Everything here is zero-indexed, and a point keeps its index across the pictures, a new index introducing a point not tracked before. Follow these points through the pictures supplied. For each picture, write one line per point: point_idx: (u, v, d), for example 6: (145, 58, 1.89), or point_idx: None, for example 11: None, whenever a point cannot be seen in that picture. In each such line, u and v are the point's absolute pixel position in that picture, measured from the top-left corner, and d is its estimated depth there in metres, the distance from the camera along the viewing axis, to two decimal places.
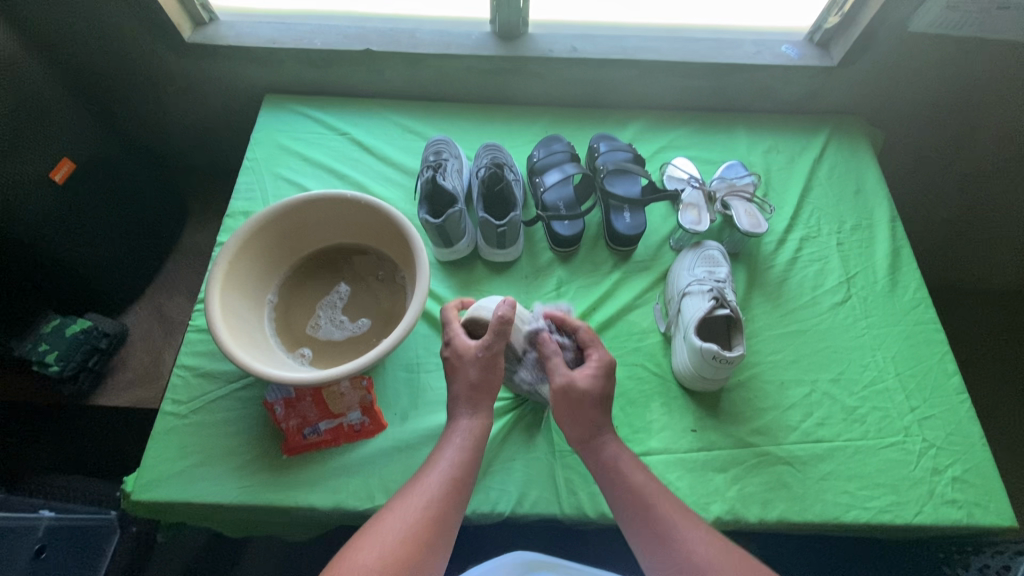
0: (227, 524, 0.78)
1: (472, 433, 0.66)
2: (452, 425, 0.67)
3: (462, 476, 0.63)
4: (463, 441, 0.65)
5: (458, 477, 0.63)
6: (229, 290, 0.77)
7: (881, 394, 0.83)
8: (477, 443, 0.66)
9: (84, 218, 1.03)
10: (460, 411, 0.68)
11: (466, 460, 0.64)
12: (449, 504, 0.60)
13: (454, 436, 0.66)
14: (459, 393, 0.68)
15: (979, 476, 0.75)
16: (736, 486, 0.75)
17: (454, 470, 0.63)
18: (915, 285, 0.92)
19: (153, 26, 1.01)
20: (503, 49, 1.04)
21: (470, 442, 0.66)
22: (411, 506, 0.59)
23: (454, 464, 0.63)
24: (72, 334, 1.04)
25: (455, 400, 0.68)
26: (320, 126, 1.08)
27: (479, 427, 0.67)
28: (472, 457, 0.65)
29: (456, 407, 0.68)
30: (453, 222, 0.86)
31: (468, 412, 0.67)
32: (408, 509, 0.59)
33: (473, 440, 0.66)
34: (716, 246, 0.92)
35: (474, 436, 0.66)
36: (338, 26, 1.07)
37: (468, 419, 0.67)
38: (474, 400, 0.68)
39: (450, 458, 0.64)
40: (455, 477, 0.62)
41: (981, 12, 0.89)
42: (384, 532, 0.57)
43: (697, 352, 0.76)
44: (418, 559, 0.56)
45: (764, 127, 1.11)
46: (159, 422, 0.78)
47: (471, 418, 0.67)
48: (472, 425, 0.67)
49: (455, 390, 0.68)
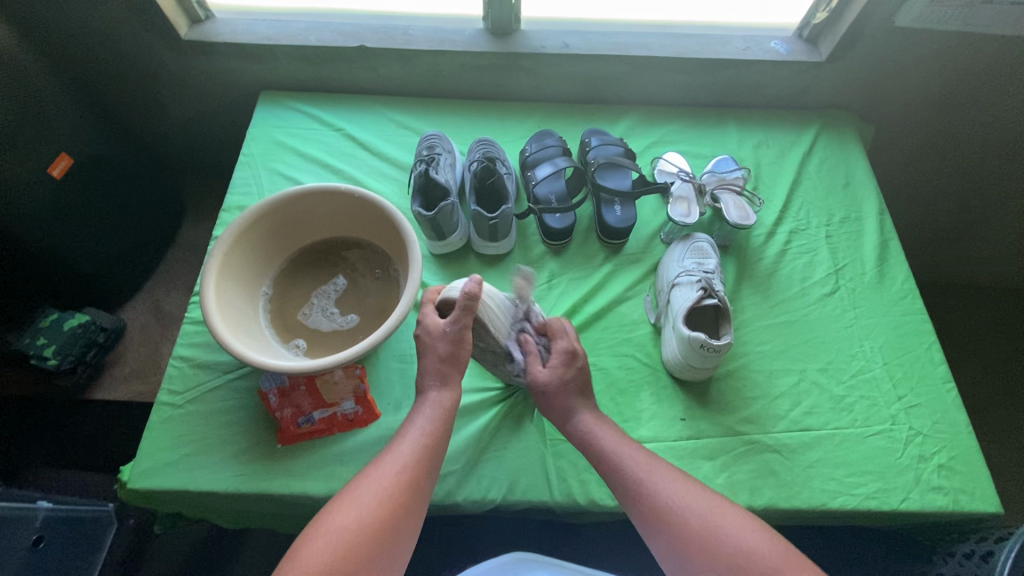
0: (223, 512, 0.79)
1: (442, 405, 0.68)
2: (421, 399, 0.69)
3: (434, 443, 0.65)
4: (434, 413, 0.67)
5: (430, 444, 0.64)
6: (224, 281, 0.78)
7: (868, 383, 0.84)
8: (447, 415, 0.67)
9: (82, 213, 1.05)
10: (429, 385, 0.69)
11: (437, 430, 0.66)
12: (422, 469, 0.62)
13: (425, 407, 0.68)
14: (429, 367, 0.69)
15: (965, 463, 0.76)
16: (725, 474, 0.76)
17: (426, 438, 0.64)
18: (903, 276, 0.93)
19: (150, 23, 1.02)
20: (496, 45, 1.05)
21: (441, 413, 0.67)
22: (386, 472, 0.60)
23: (426, 433, 0.65)
24: (69, 328, 1.07)
25: (425, 374, 0.70)
26: (315, 122, 1.09)
27: (448, 400, 0.69)
28: (443, 427, 0.66)
29: (426, 381, 0.69)
30: (446, 214, 0.88)
31: (437, 386, 0.69)
32: (383, 474, 0.60)
33: (444, 411, 0.68)
34: (706, 238, 0.93)
35: (444, 408, 0.68)
36: (333, 24, 1.08)
37: (437, 392, 0.69)
38: (443, 374, 0.69)
39: (422, 426, 0.65)
40: (427, 444, 0.64)
41: (966, 6, 0.90)
42: (361, 496, 0.58)
43: (686, 341, 0.77)
44: (394, 522, 0.57)
45: (754, 122, 1.12)
46: (155, 412, 0.79)
47: (440, 391, 0.69)
48: (442, 398, 0.68)
49: (424, 364, 0.70)
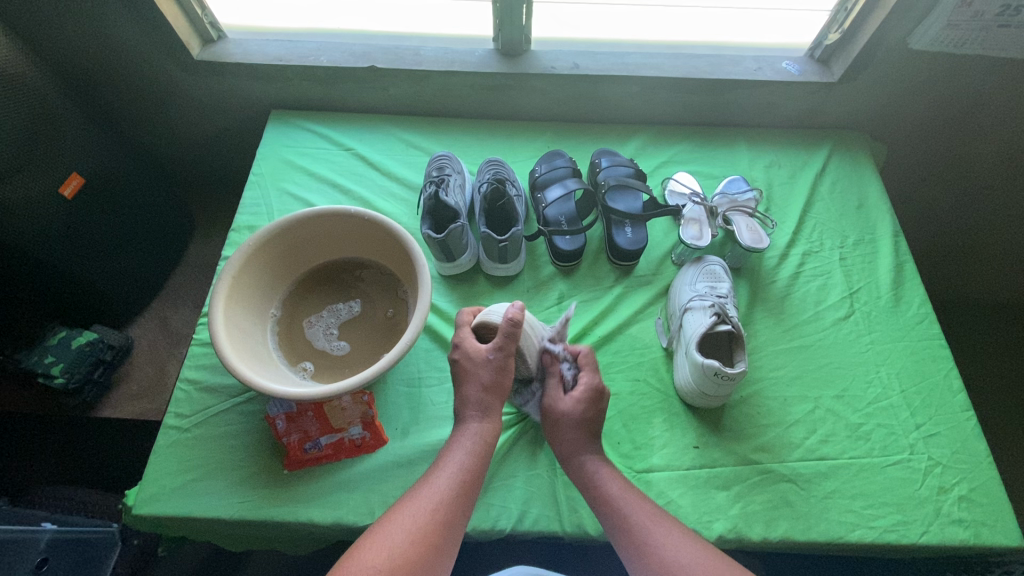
0: (229, 538, 0.78)
1: (482, 437, 0.68)
2: (461, 428, 0.69)
3: (471, 480, 0.64)
4: (472, 446, 0.67)
5: (467, 481, 0.63)
6: (232, 305, 0.77)
7: (885, 411, 0.82)
8: (486, 449, 0.67)
9: (92, 233, 1.05)
10: (470, 415, 0.69)
11: (475, 464, 0.65)
12: (458, 506, 0.61)
13: (464, 440, 0.67)
14: (471, 396, 0.69)
15: (987, 495, 0.74)
16: (739, 504, 0.74)
17: (463, 473, 0.64)
18: (919, 301, 0.91)
19: (161, 44, 1.03)
20: (506, 66, 1.05)
21: (480, 447, 0.67)
22: (421, 507, 0.60)
23: (464, 468, 0.64)
24: (77, 346, 1.05)
25: (466, 403, 0.69)
26: (324, 141, 1.09)
27: (488, 432, 0.68)
28: (481, 462, 0.66)
29: (467, 410, 0.69)
30: (455, 237, 0.87)
31: (479, 416, 0.69)
32: (417, 510, 0.59)
33: (483, 445, 0.67)
34: (718, 261, 0.92)
35: (484, 442, 0.67)
36: (344, 44, 1.09)
37: (478, 423, 0.68)
38: (485, 404, 0.69)
39: (459, 461, 0.65)
40: (463, 479, 0.63)
41: (982, 30, 0.89)
42: (393, 531, 0.57)
43: (699, 368, 0.76)
44: (426, 559, 0.55)
45: (765, 142, 1.11)
46: (161, 436, 0.78)
47: (481, 422, 0.68)
48: (482, 429, 0.68)
49: (466, 392, 0.70)
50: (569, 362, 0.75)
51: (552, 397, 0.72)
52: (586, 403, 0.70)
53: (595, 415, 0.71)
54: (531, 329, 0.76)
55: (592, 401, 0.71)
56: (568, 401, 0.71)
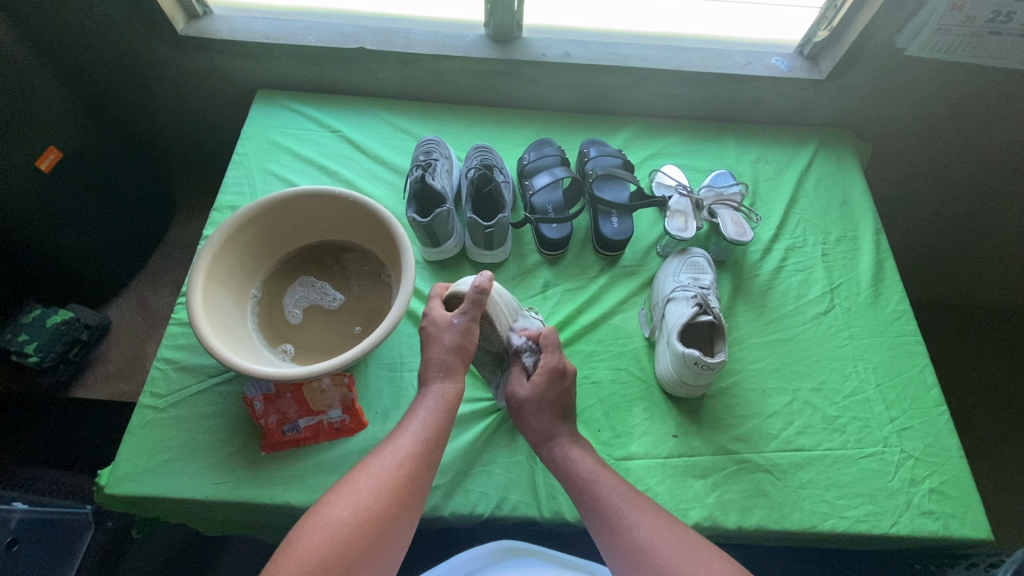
0: (204, 520, 0.77)
1: (445, 397, 0.67)
2: (424, 390, 0.68)
3: (435, 437, 0.64)
4: (435, 404, 0.66)
5: (431, 437, 0.63)
6: (211, 283, 0.76)
7: (861, 404, 0.83)
8: (449, 406, 0.66)
9: (70, 208, 1.03)
10: (432, 376, 0.68)
11: (438, 420, 0.65)
12: (423, 463, 0.61)
13: (427, 399, 0.67)
14: (433, 357, 0.69)
15: (956, 488, 0.76)
16: (715, 493, 0.75)
17: (427, 430, 0.63)
18: (898, 297, 0.93)
19: (145, 18, 1.00)
20: (497, 52, 1.04)
21: (442, 406, 0.66)
22: (385, 464, 0.59)
23: (427, 425, 0.64)
24: (53, 324, 1.04)
25: (428, 365, 0.69)
26: (311, 123, 1.08)
27: (451, 391, 0.68)
28: (444, 420, 0.65)
29: (428, 372, 0.68)
30: (441, 222, 0.86)
31: (441, 377, 0.68)
32: (381, 467, 0.59)
33: (446, 403, 0.66)
34: (702, 253, 0.93)
35: (446, 400, 0.67)
36: (333, 25, 1.07)
37: (440, 383, 0.67)
38: (447, 365, 0.68)
39: (422, 419, 0.64)
40: (428, 436, 0.63)
41: (973, 36, 0.90)
42: (358, 490, 0.57)
43: (680, 358, 0.77)
44: (391, 516, 0.56)
45: (753, 138, 1.12)
46: (136, 415, 0.77)
47: (443, 383, 0.68)
48: (445, 389, 0.67)
49: (429, 355, 0.69)
50: (530, 348, 0.74)
51: (512, 386, 0.72)
52: (545, 383, 0.70)
53: (557, 394, 0.70)
54: (502, 301, 0.76)
55: (553, 379, 0.70)
56: (528, 386, 0.71)
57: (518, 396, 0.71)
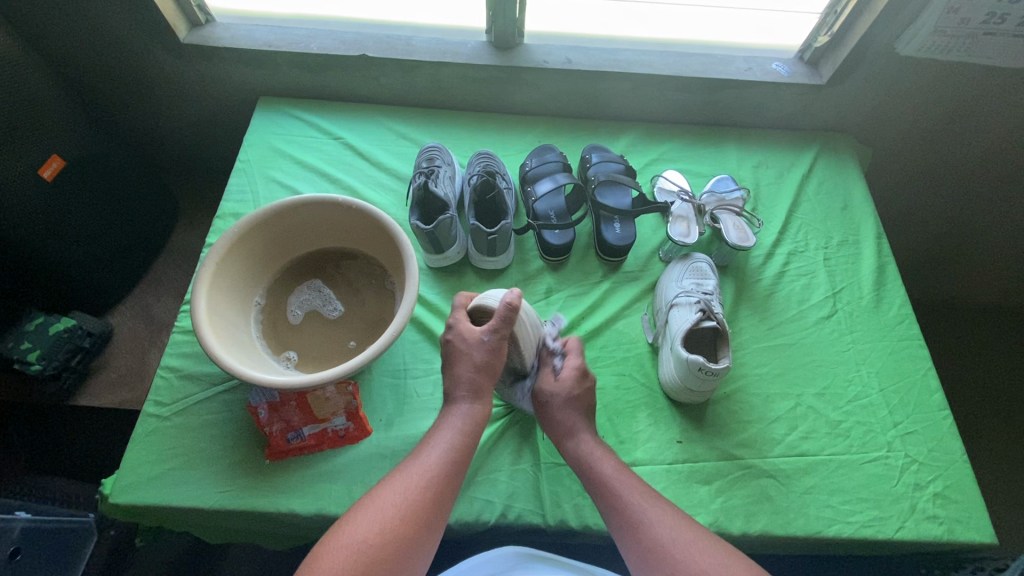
0: (207, 529, 0.77)
1: (472, 418, 0.67)
2: (452, 409, 0.68)
3: (461, 459, 0.64)
4: (461, 425, 0.66)
5: (457, 458, 0.63)
6: (215, 292, 0.76)
7: (865, 409, 0.83)
8: (475, 429, 0.67)
9: (72, 215, 1.03)
10: (461, 396, 0.68)
11: (466, 441, 0.65)
12: (447, 486, 0.61)
13: (454, 418, 0.67)
14: (462, 376, 0.68)
15: (961, 492, 0.76)
16: (720, 499, 0.75)
17: (454, 451, 0.64)
18: (900, 302, 0.93)
19: (147, 26, 1.01)
20: (498, 59, 1.04)
21: (469, 427, 0.66)
22: (410, 484, 0.60)
23: (454, 447, 0.64)
24: (55, 333, 1.04)
25: (456, 384, 0.69)
26: (313, 130, 1.08)
27: (478, 413, 0.68)
28: (470, 442, 0.65)
29: (457, 391, 0.68)
30: (444, 229, 0.86)
31: (469, 398, 0.68)
32: (405, 487, 0.59)
33: (473, 425, 0.67)
34: (704, 258, 0.93)
35: (473, 422, 0.67)
36: (335, 32, 1.08)
37: (469, 404, 0.68)
38: (476, 386, 0.68)
39: (449, 440, 0.64)
40: (454, 457, 0.63)
41: (968, 37, 0.91)
42: (381, 509, 0.57)
43: (684, 363, 0.77)
44: (414, 537, 0.56)
45: (754, 143, 1.12)
46: (140, 424, 0.77)
47: (472, 403, 0.68)
48: (473, 410, 0.67)
49: (457, 372, 0.69)
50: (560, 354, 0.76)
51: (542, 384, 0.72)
52: (575, 384, 0.71)
53: (584, 395, 0.72)
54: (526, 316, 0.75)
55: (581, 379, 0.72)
56: (555, 383, 0.71)
57: (544, 390, 0.71)
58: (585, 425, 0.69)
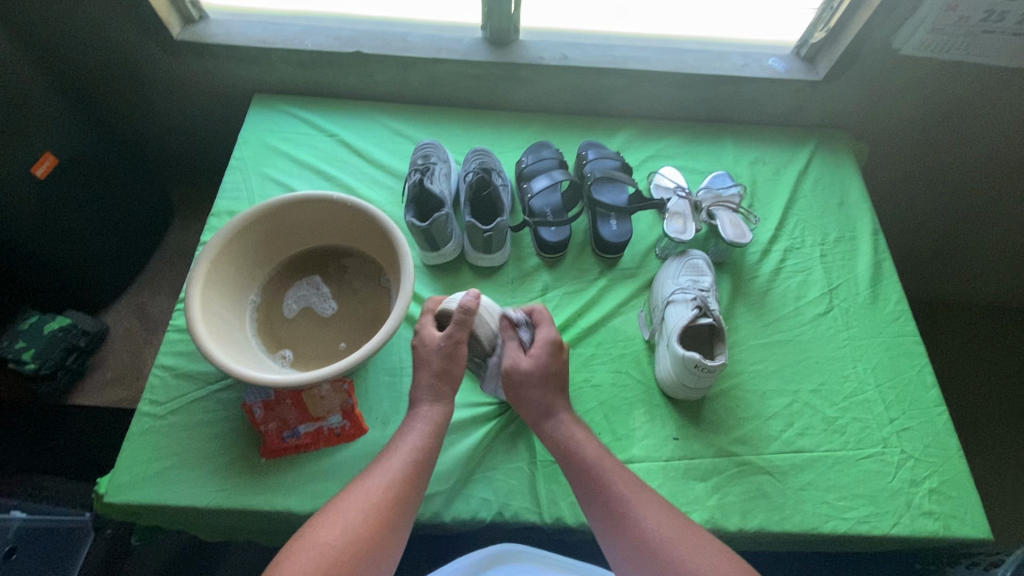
0: (204, 528, 0.76)
1: (434, 419, 0.67)
2: (414, 412, 0.68)
3: (424, 460, 0.64)
4: (425, 426, 0.66)
5: (420, 460, 0.63)
6: (209, 290, 0.76)
7: (861, 405, 0.83)
8: (438, 428, 0.67)
9: (66, 214, 1.02)
10: (421, 399, 0.68)
11: (428, 443, 0.65)
12: (411, 487, 0.61)
13: (416, 421, 0.67)
14: (422, 381, 0.69)
15: (956, 488, 0.76)
16: (716, 495, 0.75)
17: (416, 453, 0.63)
18: (896, 298, 0.93)
19: (140, 23, 1.00)
20: (494, 56, 1.04)
21: (433, 428, 0.66)
22: (370, 489, 0.59)
23: (417, 448, 0.64)
24: (49, 331, 1.04)
25: (418, 389, 0.69)
26: (308, 127, 1.08)
27: (440, 414, 0.68)
28: (433, 443, 0.65)
29: (419, 395, 0.69)
30: (440, 226, 0.86)
31: (429, 401, 0.68)
32: (367, 492, 0.59)
33: (435, 425, 0.67)
34: (701, 255, 0.93)
35: (436, 422, 0.67)
36: (330, 28, 1.07)
37: (429, 407, 0.68)
38: (437, 390, 0.69)
39: (413, 442, 0.64)
40: (417, 459, 0.63)
41: (966, 35, 0.91)
42: (342, 515, 0.57)
43: (680, 360, 0.77)
44: (375, 542, 0.56)
45: (751, 139, 1.12)
46: (135, 423, 0.77)
47: (432, 405, 0.68)
48: (432, 412, 0.68)
49: (418, 377, 0.70)
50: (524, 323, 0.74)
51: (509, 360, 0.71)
52: (548, 356, 0.70)
53: (558, 366, 0.71)
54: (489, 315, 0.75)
55: (558, 351, 0.71)
56: (529, 358, 0.70)
57: (521, 366, 0.70)
58: (562, 415, 0.69)
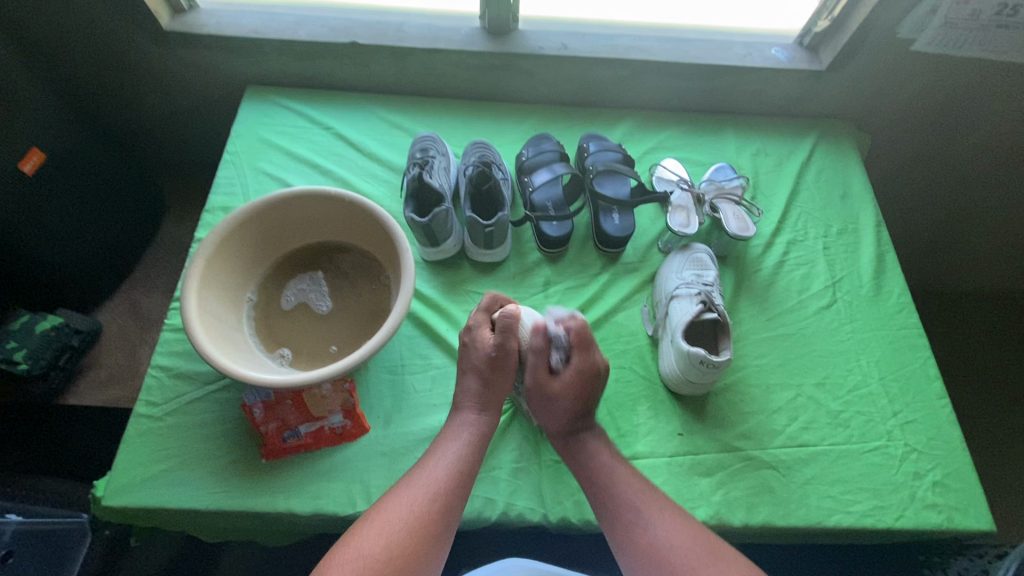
0: (204, 530, 0.75)
1: (476, 427, 0.68)
2: (457, 417, 0.69)
3: (467, 468, 0.64)
4: (467, 435, 0.67)
5: (463, 468, 0.63)
6: (205, 289, 0.74)
7: (864, 398, 0.83)
8: (479, 440, 0.67)
9: (55, 211, 1.00)
10: (466, 406, 0.69)
11: (471, 452, 0.65)
12: (455, 497, 0.61)
13: (459, 428, 0.67)
14: (468, 389, 0.70)
15: (959, 480, 0.76)
16: (721, 491, 0.75)
17: (460, 462, 0.64)
18: (899, 290, 0.93)
19: (128, 12, 0.97)
20: (493, 45, 1.02)
21: (474, 437, 0.67)
22: (417, 496, 0.59)
23: (460, 457, 0.64)
24: (42, 331, 1.01)
25: (464, 395, 0.70)
26: (302, 120, 1.05)
27: (483, 423, 0.69)
28: (475, 450, 0.66)
29: (464, 401, 0.70)
30: (440, 221, 0.84)
31: (475, 409, 0.69)
32: (413, 499, 0.59)
33: (479, 435, 0.68)
34: (705, 249, 0.92)
35: (478, 431, 0.68)
36: (324, 18, 1.04)
37: (474, 415, 0.69)
38: (482, 399, 0.70)
39: (456, 451, 0.65)
40: (460, 468, 0.63)
41: (979, 29, 0.90)
42: (388, 521, 0.56)
43: (685, 356, 0.76)
44: (422, 550, 0.56)
45: (753, 130, 1.11)
46: (132, 425, 0.75)
47: (478, 414, 0.69)
48: (478, 421, 0.68)
49: (466, 382, 0.71)
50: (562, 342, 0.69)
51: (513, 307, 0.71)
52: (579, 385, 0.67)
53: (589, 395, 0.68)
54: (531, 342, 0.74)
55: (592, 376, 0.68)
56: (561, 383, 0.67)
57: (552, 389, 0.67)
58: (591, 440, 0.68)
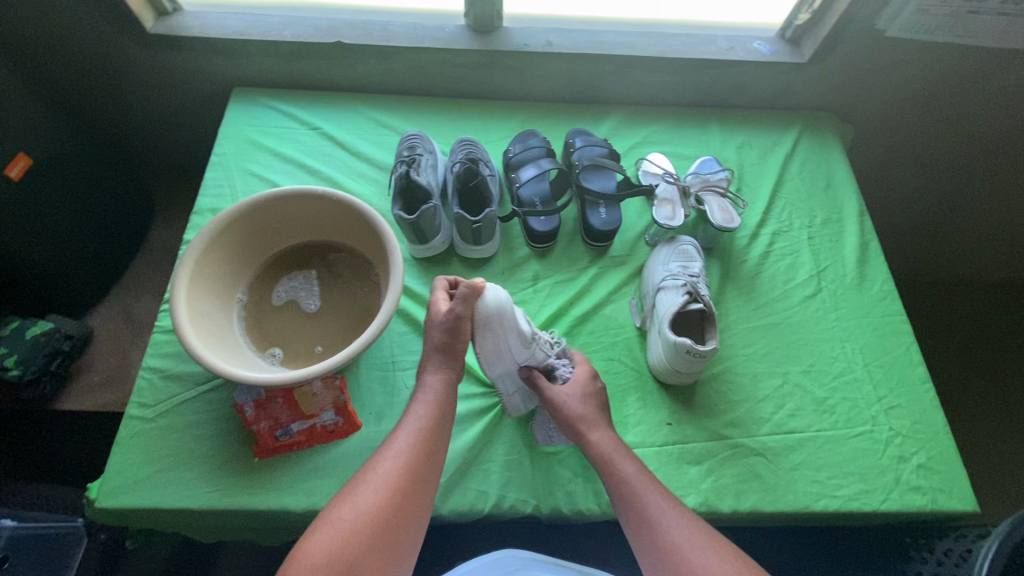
0: (199, 530, 0.76)
1: (437, 389, 0.69)
2: (421, 383, 0.71)
3: (433, 430, 0.65)
4: (429, 396, 0.68)
5: (429, 429, 0.65)
6: (194, 290, 0.74)
7: (849, 385, 0.84)
8: (444, 398, 0.69)
9: (42, 215, 1.00)
10: (427, 371, 0.71)
11: (435, 412, 0.66)
12: (423, 458, 0.62)
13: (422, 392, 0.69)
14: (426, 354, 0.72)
15: (943, 462, 0.78)
16: (711, 478, 0.76)
17: (425, 424, 0.65)
18: (882, 278, 0.94)
19: (112, 15, 0.97)
20: (478, 43, 1.03)
21: (437, 396, 0.68)
22: (385, 462, 0.61)
23: (425, 419, 0.65)
24: (32, 337, 1.02)
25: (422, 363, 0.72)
26: (290, 120, 1.06)
27: (443, 383, 0.70)
28: (439, 411, 0.67)
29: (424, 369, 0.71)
30: (428, 218, 0.85)
31: (433, 372, 0.70)
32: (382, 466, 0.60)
33: (441, 395, 0.69)
34: (690, 241, 0.93)
35: (439, 390, 0.69)
36: (309, 18, 1.05)
37: (432, 377, 0.70)
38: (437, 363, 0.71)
39: (421, 413, 0.66)
40: (425, 430, 0.64)
41: (952, 15, 0.91)
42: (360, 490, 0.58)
43: (672, 346, 0.77)
44: (395, 513, 0.57)
45: (738, 123, 1.12)
46: (125, 427, 0.76)
47: (434, 375, 0.70)
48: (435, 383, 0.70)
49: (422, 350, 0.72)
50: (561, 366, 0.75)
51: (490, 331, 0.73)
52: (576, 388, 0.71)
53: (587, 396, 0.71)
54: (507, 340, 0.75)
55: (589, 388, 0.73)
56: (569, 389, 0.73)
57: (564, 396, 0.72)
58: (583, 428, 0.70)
